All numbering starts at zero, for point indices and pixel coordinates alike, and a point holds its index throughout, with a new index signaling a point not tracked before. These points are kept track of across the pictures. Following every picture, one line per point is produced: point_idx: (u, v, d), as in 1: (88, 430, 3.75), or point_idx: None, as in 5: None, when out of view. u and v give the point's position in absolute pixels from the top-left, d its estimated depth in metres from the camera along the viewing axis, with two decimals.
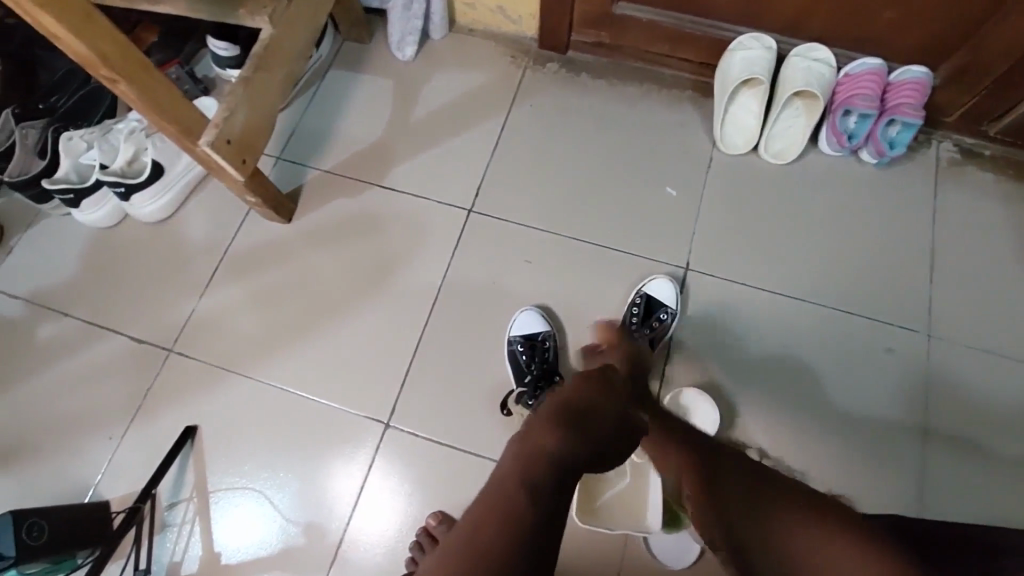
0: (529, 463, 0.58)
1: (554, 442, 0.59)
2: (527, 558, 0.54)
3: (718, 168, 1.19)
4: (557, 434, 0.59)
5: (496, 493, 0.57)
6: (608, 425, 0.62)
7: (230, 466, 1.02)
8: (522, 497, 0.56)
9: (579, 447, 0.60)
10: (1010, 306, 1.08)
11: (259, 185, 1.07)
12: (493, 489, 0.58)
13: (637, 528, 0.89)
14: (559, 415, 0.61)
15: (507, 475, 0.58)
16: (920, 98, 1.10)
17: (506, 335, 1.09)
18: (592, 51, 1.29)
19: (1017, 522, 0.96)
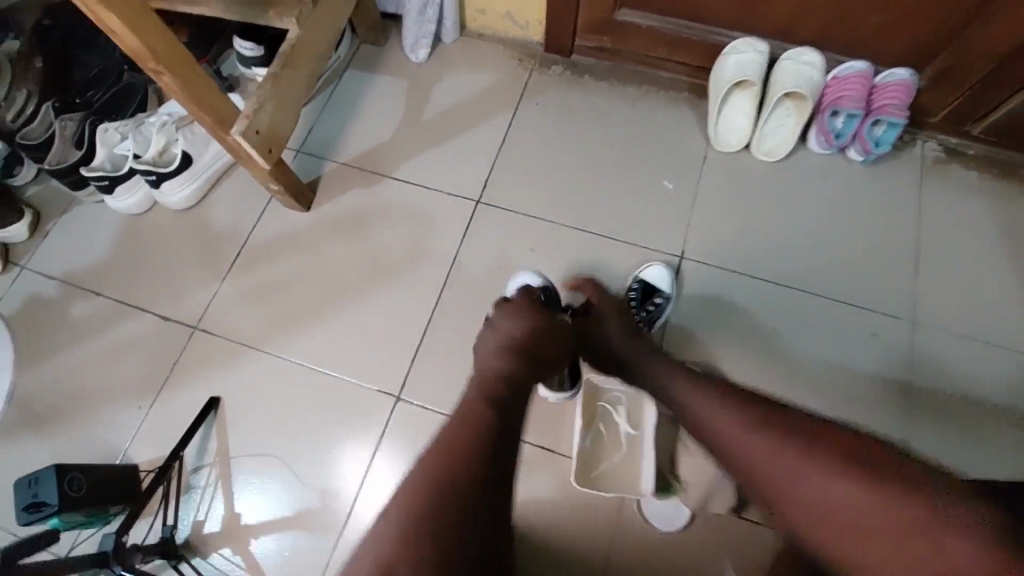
0: (482, 384, 0.70)
1: (499, 364, 0.73)
2: (500, 454, 0.64)
3: (713, 163, 1.26)
4: (500, 356, 0.74)
5: (458, 423, 0.66)
6: (538, 340, 0.78)
7: (250, 435, 1.09)
8: (481, 419, 0.66)
9: (521, 361, 0.74)
10: (990, 295, 1.13)
11: (281, 175, 1.15)
12: (456, 421, 0.66)
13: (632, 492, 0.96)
14: (502, 342, 0.75)
15: (472, 398, 0.69)
16: (904, 99, 1.17)
17: None
18: (594, 55, 1.37)
19: None
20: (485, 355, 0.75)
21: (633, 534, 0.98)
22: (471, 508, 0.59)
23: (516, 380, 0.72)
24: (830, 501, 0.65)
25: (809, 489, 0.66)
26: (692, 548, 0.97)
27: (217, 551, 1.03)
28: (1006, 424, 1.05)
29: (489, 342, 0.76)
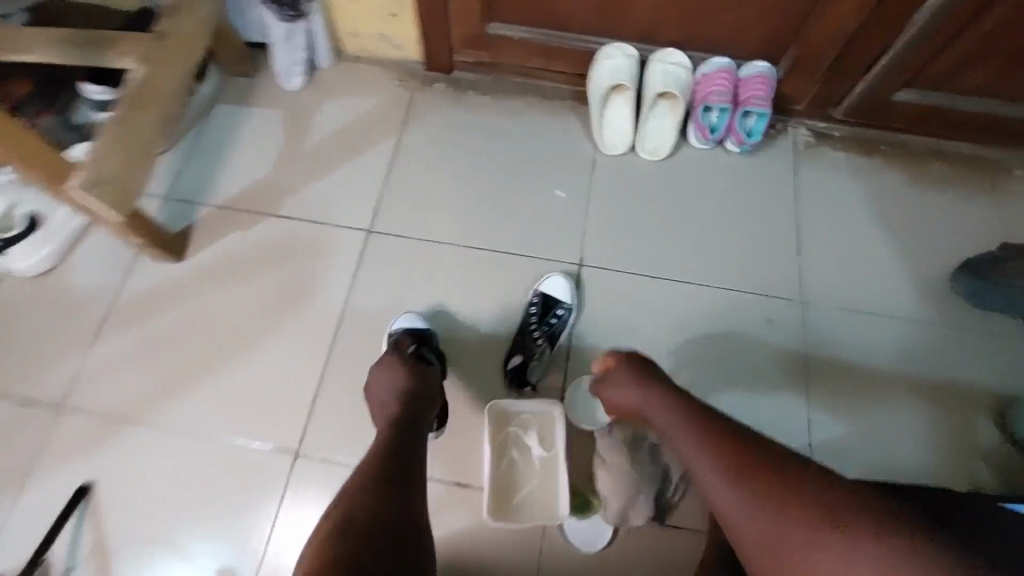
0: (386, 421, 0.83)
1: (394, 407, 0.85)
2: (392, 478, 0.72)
3: (602, 168, 1.28)
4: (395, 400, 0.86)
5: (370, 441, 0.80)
6: (417, 381, 0.90)
7: (134, 519, 0.99)
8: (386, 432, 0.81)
9: (412, 403, 0.86)
10: (869, 266, 1.19)
11: (142, 227, 1.05)
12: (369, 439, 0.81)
13: (549, 518, 0.93)
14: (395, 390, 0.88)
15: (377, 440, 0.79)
16: (767, 90, 1.22)
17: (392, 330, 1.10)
18: (475, 70, 1.35)
19: (902, 460, 1.04)
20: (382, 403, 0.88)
21: (556, 557, 0.96)
22: (394, 488, 0.70)
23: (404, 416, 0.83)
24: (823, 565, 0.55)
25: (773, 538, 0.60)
26: (616, 561, 0.96)
27: None
28: (901, 385, 1.09)
29: (381, 392, 0.89)
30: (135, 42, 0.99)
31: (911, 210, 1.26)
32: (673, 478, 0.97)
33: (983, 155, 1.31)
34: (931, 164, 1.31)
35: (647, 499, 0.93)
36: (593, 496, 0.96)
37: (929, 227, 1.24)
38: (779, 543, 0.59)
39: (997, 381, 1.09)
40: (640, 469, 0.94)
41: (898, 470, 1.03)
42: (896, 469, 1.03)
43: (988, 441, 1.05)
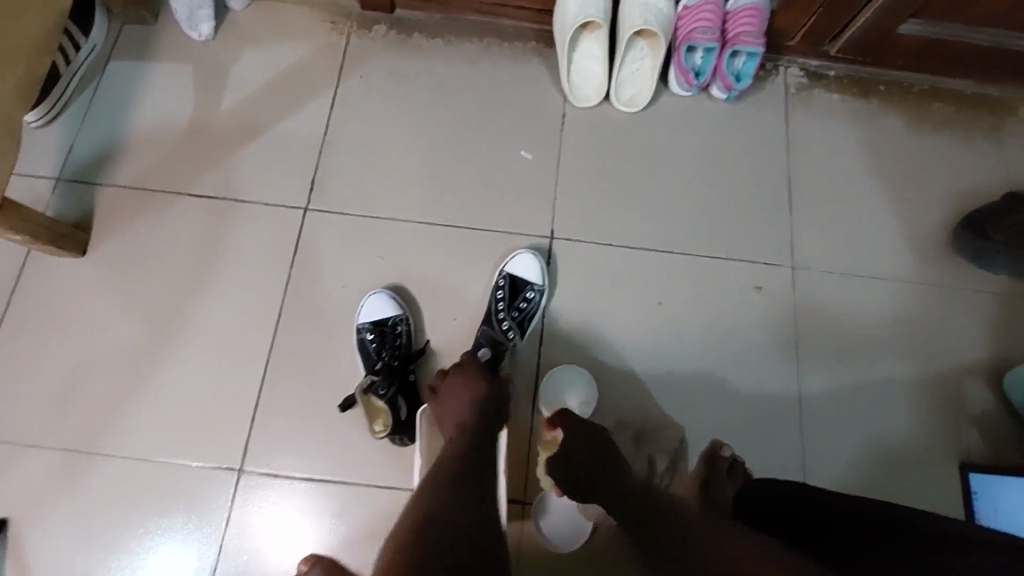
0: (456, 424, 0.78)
1: (465, 410, 0.80)
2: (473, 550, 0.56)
3: (572, 123, 1.12)
4: (462, 405, 0.81)
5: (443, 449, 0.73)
6: (488, 388, 0.83)
7: (62, 553, 0.89)
8: (457, 452, 0.70)
9: (491, 417, 0.79)
10: (864, 224, 1.09)
11: (18, 221, 0.87)
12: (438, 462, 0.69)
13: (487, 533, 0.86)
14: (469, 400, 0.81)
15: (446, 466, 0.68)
16: (759, 25, 1.06)
17: (355, 322, 0.99)
18: (421, 7, 1.14)
19: (896, 433, 0.98)
20: (449, 409, 0.82)
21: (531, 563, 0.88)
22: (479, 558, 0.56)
23: (476, 417, 0.78)
24: None
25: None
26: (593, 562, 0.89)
27: None
28: (896, 353, 1.01)
29: (448, 402, 0.83)
30: None
31: (909, 158, 1.15)
32: None
33: (987, 93, 1.19)
34: (932, 106, 1.18)
35: None
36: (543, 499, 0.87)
37: (930, 176, 1.13)
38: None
39: (996, 344, 1.01)
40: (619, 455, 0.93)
41: (889, 442, 0.97)
42: (891, 445, 0.97)
43: (983, 406, 0.99)
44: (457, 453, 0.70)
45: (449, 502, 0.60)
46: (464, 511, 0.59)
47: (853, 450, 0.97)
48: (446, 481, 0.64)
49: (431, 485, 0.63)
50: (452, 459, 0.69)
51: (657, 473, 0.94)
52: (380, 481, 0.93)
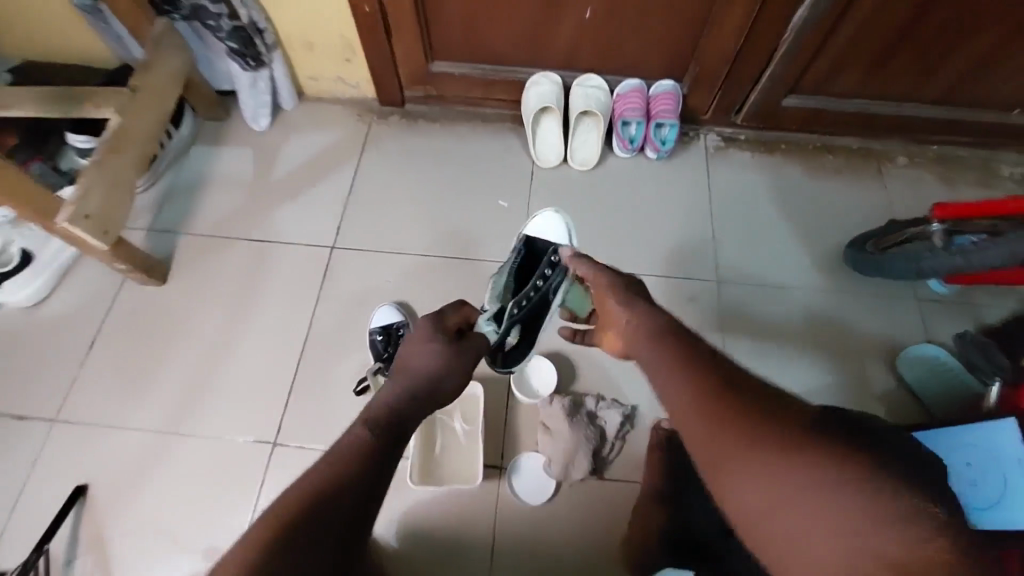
0: (395, 386, 0.79)
1: (412, 376, 0.80)
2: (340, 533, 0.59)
3: (539, 179, 1.45)
4: (412, 373, 0.81)
5: (373, 404, 0.77)
6: (444, 368, 0.83)
7: (126, 515, 1.08)
8: (381, 419, 0.73)
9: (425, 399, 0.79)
10: (773, 248, 1.38)
11: (126, 254, 1.17)
12: (360, 422, 0.73)
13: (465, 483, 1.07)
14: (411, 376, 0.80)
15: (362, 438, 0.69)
16: (674, 104, 1.41)
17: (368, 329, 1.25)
18: (424, 102, 1.53)
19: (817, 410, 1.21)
20: (404, 365, 0.82)
21: (507, 516, 1.06)
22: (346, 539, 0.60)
23: (414, 390, 0.79)
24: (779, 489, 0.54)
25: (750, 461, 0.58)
26: (562, 516, 1.06)
27: None
28: (805, 345, 1.26)
29: (406, 362, 0.83)
30: (112, 96, 1.13)
31: (809, 197, 1.45)
32: (610, 437, 1.11)
33: (870, 147, 1.51)
34: (826, 158, 1.50)
35: (585, 453, 1.07)
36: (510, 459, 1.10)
37: (825, 211, 1.43)
38: (731, 464, 0.59)
39: (884, 336, 1.28)
40: (575, 429, 1.08)
41: None
42: None
43: (885, 387, 1.22)
44: (381, 420, 0.73)
45: (347, 476, 0.64)
46: (355, 493, 0.63)
47: None
48: (358, 450, 0.68)
49: (343, 451, 0.68)
50: (372, 426, 0.72)
51: (608, 443, 1.10)
52: None
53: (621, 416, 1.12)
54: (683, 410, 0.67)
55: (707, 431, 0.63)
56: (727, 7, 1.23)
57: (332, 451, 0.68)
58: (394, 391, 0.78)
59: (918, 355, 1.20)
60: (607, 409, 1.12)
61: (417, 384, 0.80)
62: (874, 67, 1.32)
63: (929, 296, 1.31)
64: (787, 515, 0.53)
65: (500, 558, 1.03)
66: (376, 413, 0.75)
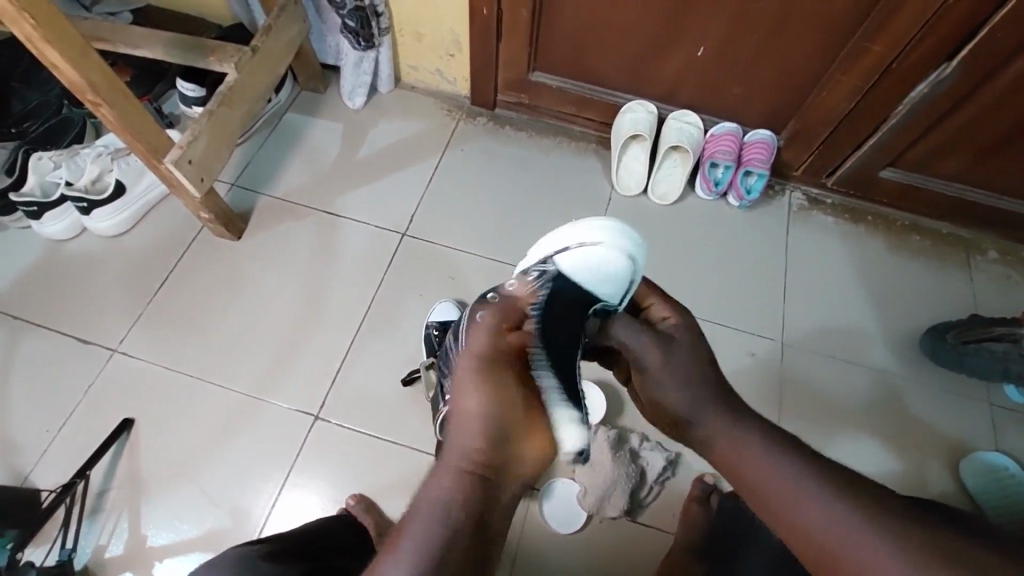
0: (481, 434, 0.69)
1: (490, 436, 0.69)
2: None
3: (615, 204, 1.44)
4: (479, 439, 0.69)
5: (440, 474, 0.69)
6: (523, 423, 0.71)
7: (164, 455, 1.10)
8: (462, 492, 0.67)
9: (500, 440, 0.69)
10: (842, 320, 1.34)
11: (213, 204, 1.21)
12: (430, 502, 0.66)
13: None
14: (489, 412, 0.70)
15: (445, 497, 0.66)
16: (768, 155, 1.39)
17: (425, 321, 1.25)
18: (515, 109, 1.54)
19: None
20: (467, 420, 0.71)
21: (535, 538, 1.04)
22: None
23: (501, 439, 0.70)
24: (870, 560, 0.57)
25: (838, 528, 0.59)
26: (588, 549, 1.04)
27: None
28: (860, 425, 1.22)
29: (468, 418, 0.70)
30: (232, 51, 1.17)
31: (889, 274, 1.40)
32: (649, 480, 1.07)
33: (960, 235, 1.45)
34: (912, 238, 1.45)
35: (622, 492, 1.03)
36: (544, 482, 1.08)
37: (901, 291, 1.38)
38: (802, 522, 0.62)
39: (947, 433, 1.22)
40: (617, 465, 1.05)
41: None
42: None
43: (942, 490, 1.17)
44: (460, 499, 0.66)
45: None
46: None
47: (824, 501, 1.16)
48: (428, 556, 0.62)
49: (416, 549, 0.63)
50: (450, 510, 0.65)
51: (646, 486, 1.07)
52: (420, 447, 1.14)
53: (664, 461, 1.08)
54: (839, 538, 0.59)
55: (884, 556, 0.56)
56: (843, 72, 1.21)
57: (404, 540, 0.64)
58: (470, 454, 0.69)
59: (983, 463, 1.15)
60: (650, 451, 1.08)
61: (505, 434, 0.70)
62: (983, 156, 1.27)
63: (1003, 402, 1.25)
64: None
65: None
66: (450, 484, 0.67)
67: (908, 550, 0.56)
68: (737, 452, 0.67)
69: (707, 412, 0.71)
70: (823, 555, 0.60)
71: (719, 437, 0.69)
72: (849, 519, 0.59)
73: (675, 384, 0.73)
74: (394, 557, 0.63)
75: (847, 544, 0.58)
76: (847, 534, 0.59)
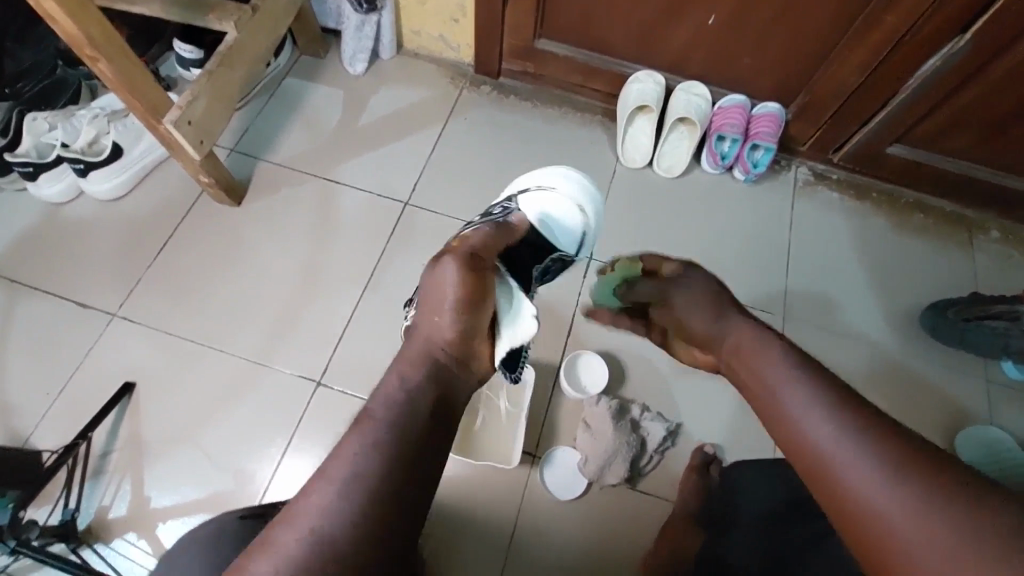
0: (444, 328, 0.68)
1: (452, 331, 0.67)
2: (394, 487, 0.58)
3: (620, 177, 1.42)
4: (445, 332, 0.68)
5: (401, 373, 0.65)
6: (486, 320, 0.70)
7: (166, 419, 1.10)
8: (422, 382, 0.64)
9: (462, 333, 0.67)
10: (844, 295, 1.34)
11: (213, 168, 1.19)
12: (388, 392, 0.63)
13: (501, 463, 1.06)
14: (451, 307, 0.68)
15: (404, 387, 0.63)
16: (776, 128, 1.37)
17: None
18: (520, 78, 1.51)
19: None
20: (434, 315, 0.68)
21: (537, 504, 1.05)
22: (403, 485, 0.58)
23: (464, 337, 0.68)
24: (857, 476, 0.55)
25: (835, 444, 0.58)
26: (588, 515, 1.05)
27: (120, 536, 1.02)
28: (858, 399, 1.23)
29: (435, 313, 0.69)
30: (231, 10, 1.13)
31: (892, 252, 1.40)
32: (650, 449, 1.08)
33: (965, 214, 1.45)
34: (916, 216, 1.44)
35: (623, 460, 1.05)
36: (545, 450, 1.09)
37: (904, 269, 1.39)
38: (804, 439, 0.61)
39: (944, 408, 1.23)
40: (620, 434, 1.05)
41: None
42: None
43: None
44: (419, 389, 0.64)
45: (388, 460, 0.58)
46: (397, 479, 0.58)
47: None
48: (381, 444, 0.59)
49: (370, 437, 0.59)
50: (409, 398, 0.63)
51: (648, 454, 1.08)
52: None
53: (665, 430, 1.09)
54: (836, 454, 0.57)
55: (876, 473, 0.54)
56: (856, 43, 1.18)
57: (358, 432, 0.60)
58: (434, 348, 0.67)
59: (981, 437, 1.16)
60: (651, 421, 1.09)
61: (469, 331, 0.68)
62: (993, 133, 1.26)
63: (1000, 379, 1.26)
64: (872, 490, 0.54)
65: (517, 540, 1.03)
66: (412, 376, 0.65)
67: (905, 471, 0.53)
68: (760, 381, 0.69)
69: (748, 346, 0.74)
70: (819, 470, 0.59)
71: (750, 366, 0.72)
72: (850, 436, 0.57)
73: (732, 332, 0.77)
74: (349, 447, 0.59)
75: (841, 459, 0.57)
76: (842, 450, 0.57)
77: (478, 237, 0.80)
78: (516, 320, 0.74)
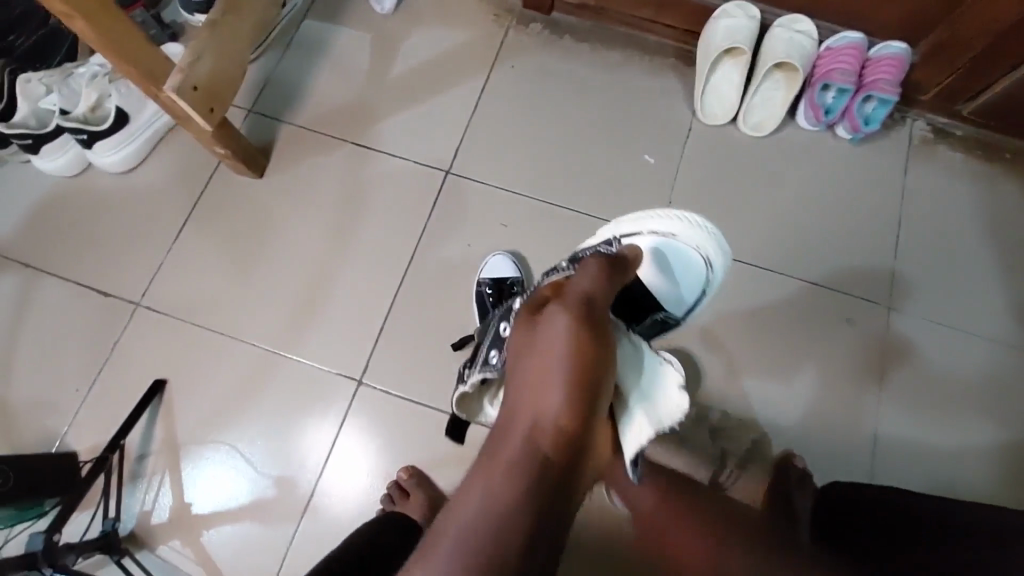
0: (550, 405, 0.55)
1: (562, 412, 0.54)
2: None
3: (696, 136, 1.20)
4: (553, 413, 0.54)
5: (493, 477, 0.54)
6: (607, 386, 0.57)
7: (201, 420, 1.03)
8: (524, 477, 0.53)
9: (577, 413, 0.55)
10: (962, 280, 1.14)
11: (226, 138, 1.03)
12: (481, 489, 0.54)
13: None
14: (562, 378, 0.54)
15: (502, 482, 0.54)
16: (898, 73, 1.11)
17: (476, 277, 1.11)
18: (577, 13, 1.26)
19: (965, 484, 1.03)
20: (537, 388, 0.55)
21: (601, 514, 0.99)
22: None
23: (578, 418, 0.55)
24: None
25: None
26: None
27: (165, 543, 0.99)
28: (970, 405, 1.07)
29: (537, 384, 0.55)
30: None
31: None
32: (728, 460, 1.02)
33: None
34: None
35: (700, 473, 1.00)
36: None
37: None
38: None
39: None
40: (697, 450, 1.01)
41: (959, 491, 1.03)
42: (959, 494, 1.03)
43: None
44: (520, 487, 0.53)
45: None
46: None
47: (918, 488, 1.04)
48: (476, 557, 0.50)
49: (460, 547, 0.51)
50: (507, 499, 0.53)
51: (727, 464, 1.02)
52: None
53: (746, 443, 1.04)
54: None
55: None
56: None
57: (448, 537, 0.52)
58: (539, 432, 0.55)
59: None
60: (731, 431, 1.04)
61: (582, 408, 0.55)
62: None
63: None
64: None
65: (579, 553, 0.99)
66: (512, 466, 0.54)
67: None
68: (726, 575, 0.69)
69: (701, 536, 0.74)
70: None
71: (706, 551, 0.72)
72: None
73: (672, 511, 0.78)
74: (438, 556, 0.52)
75: None
76: None
77: (594, 265, 0.64)
78: (655, 394, 0.61)
